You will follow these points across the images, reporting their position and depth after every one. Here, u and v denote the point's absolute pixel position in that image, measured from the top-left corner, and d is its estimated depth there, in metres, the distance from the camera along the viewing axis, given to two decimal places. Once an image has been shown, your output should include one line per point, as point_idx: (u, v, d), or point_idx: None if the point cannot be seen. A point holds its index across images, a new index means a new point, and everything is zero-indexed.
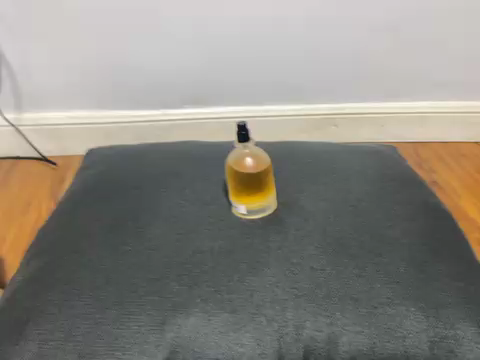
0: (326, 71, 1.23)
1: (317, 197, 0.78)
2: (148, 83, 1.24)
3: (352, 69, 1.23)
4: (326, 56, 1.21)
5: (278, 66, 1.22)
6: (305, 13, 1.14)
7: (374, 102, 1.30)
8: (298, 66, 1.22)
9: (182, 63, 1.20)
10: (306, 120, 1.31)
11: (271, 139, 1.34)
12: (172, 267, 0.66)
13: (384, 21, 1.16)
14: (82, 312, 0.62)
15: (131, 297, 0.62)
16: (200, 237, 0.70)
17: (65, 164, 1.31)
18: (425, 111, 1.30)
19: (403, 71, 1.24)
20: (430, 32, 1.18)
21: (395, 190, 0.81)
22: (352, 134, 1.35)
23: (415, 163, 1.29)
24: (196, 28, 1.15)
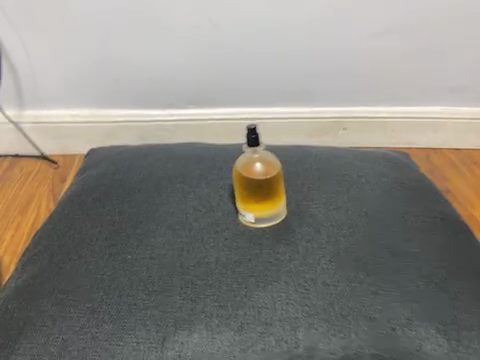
0: (336, 73, 1.19)
1: (329, 206, 0.73)
2: (153, 82, 1.20)
3: (364, 71, 1.19)
4: (337, 56, 1.16)
5: (286, 66, 1.18)
6: (315, 12, 1.10)
7: (387, 106, 1.25)
8: (307, 67, 1.18)
9: (187, 61, 1.16)
10: (315, 123, 1.26)
11: (277, 142, 1.29)
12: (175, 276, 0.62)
13: (397, 22, 1.12)
14: (77, 325, 0.58)
15: (132, 308, 0.59)
16: (205, 244, 0.66)
17: (66, 162, 1.27)
18: (439, 115, 1.25)
19: (416, 74, 1.20)
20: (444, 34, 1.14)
21: (411, 200, 0.76)
22: (363, 139, 1.30)
23: (428, 169, 1.25)
24: (203, 25, 1.12)
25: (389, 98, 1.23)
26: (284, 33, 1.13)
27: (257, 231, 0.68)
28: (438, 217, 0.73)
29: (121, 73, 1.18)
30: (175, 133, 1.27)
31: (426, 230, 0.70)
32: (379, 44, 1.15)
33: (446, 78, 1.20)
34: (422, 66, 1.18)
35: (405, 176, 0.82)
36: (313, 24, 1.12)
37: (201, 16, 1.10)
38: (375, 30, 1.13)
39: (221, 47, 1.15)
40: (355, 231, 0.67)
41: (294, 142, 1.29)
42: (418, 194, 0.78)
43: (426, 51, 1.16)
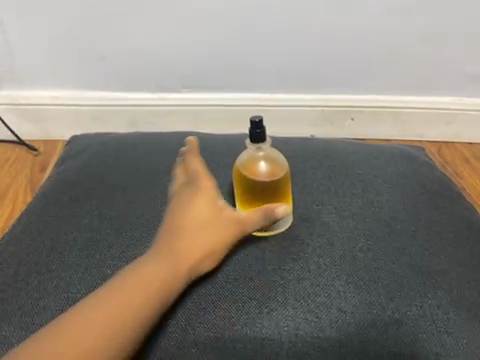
0: (345, 55, 1.09)
1: (343, 213, 0.63)
2: (145, 63, 1.09)
3: (376, 56, 1.09)
4: (346, 40, 1.07)
5: (292, 48, 1.08)
6: None
7: (399, 94, 1.14)
8: (314, 48, 1.08)
9: (183, 40, 1.06)
10: (320, 112, 1.15)
11: (277, 133, 1.18)
12: (162, 277, 0.52)
13: (412, 4, 1.03)
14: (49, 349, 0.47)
15: (116, 322, 0.49)
16: (194, 234, 0.56)
17: (48, 149, 1.16)
18: (454, 107, 1.14)
19: (432, 60, 1.09)
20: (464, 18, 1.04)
21: (435, 206, 0.67)
22: (372, 130, 1.19)
23: (438, 163, 1.14)
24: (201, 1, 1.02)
25: (402, 85, 1.13)
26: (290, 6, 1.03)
27: (259, 241, 0.59)
28: (465, 227, 0.65)
29: (109, 50, 1.08)
30: (166, 119, 1.16)
31: (453, 242, 0.62)
32: (394, 24, 1.05)
33: (465, 65, 1.10)
34: (439, 50, 1.08)
35: (427, 176, 0.73)
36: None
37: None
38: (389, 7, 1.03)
39: (220, 21, 1.04)
40: (374, 245, 0.59)
41: (298, 132, 1.18)
42: (442, 199, 0.68)
43: (444, 33, 1.06)
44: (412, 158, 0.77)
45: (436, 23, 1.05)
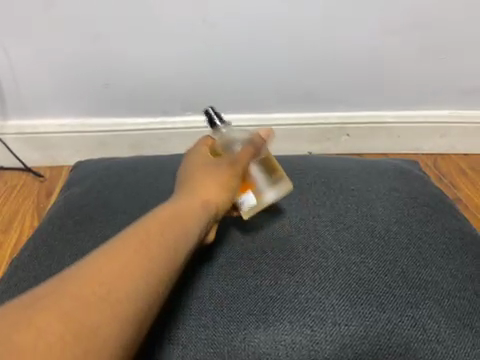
0: (339, 74, 1.12)
1: (338, 226, 0.66)
2: (146, 90, 1.13)
3: (368, 75, 1.13)
4: (339, 61, 1.11)
5: (287, 71, 1.12)
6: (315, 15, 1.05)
7: (392, 109, 1.17)
8: (308, 67, 1.11)
9: (182, 66, 1.10)
10: (315, 130, 1.19)
11: (277, 151, 1.22)
12: (179, 220, 0.53)
13: (400, 24, 1.07)
14: (71, 287, 0.41)
15: (139, 259, 0.45)
16: (199, 177, 0.61)
17: (54, 176, 1.20)
18: (447, 119, 1.18)
19: (424, 74, 1.13)
20: (451, 35, 1.09)
21: (427, 217, 0.69)
22: (366, 146, 1.22)
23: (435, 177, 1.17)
24: (198, 30, 1.07)
25: (395, 100, 1.16)
26: (284, 29, 1.07)
27: (257, 254, 0.63)
28: (457, 237, 0.67)
29: (110, 78, 1.12)
30: (169, 142, 1.20)
31: (445, 253, 0.64)
32: (385, 42, 1.09)
33: (455, 79, 1.14)
34: (430, 65, 1.12)
35: (418, 188, 0.75)
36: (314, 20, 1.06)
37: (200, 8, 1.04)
38: (379, 26, 1.07)
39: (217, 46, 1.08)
40: (368, 258, 0.61)
41: (293, 150, 1.21)
42: (433, 211, 0.71)
43: (433, 50, 1.10)
44: (403, 170, 0.80)
45: (424, 42, 1.09)
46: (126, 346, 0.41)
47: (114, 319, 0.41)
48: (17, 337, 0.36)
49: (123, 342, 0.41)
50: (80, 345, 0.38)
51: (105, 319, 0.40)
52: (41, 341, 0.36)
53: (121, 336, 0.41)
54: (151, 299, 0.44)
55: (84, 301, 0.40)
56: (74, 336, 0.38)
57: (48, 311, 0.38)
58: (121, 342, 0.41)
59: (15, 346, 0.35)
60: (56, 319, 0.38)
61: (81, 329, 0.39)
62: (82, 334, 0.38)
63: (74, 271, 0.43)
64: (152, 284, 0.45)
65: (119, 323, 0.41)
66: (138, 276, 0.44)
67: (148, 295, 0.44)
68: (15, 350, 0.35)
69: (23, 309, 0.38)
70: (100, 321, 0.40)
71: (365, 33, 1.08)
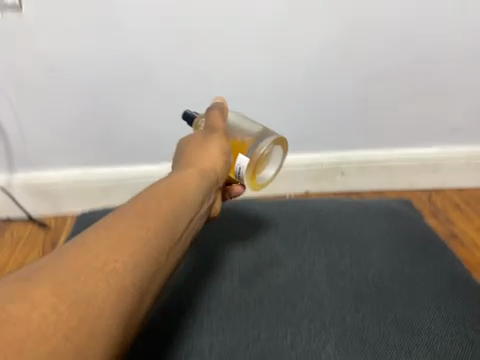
0: (332, 120, 1.17)
1: (332, 275, 0.69)
2: (148, 141, 1.18)
3: (359, 118, 1.17)
4: (331, 106, 1.15)
5: (282, 118, 1.16)
6: (306, 67, 1.10)
7: (385, 148, 1.22)
8: (303, 113, 1.16)
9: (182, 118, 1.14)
10: (311, 171, 1.23)
11: (276, 190, 1.26)
12: (176, 190, 0.51)
13: (387, 71, 1.12)
14: (64, 262, 0.39)
15: (135, 230, 0.43)
16: (190, 153, 0.61)
17: (59, 225, 1.23)
18: (439, 157, 1.23)
19: (415, 115, 1.18)
20: (436, 79, 1.14)
21: (420, 264, 0.71)
22: (362, 184, 1.26)
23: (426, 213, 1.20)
24: (196, 84, 1.11)
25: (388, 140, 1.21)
26: (279, 79, 1.11)
27: (248, 297, 0.67)
28: (448, 281, 0.68)
29: (114, 131, 1.16)
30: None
31: (437, 298, 0.66)
32: (376, 87, 1.14)
33: (444, 119, 1.19)
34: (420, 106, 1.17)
35: (412, 233, 0.78)
36: (308, 70, 1.11)
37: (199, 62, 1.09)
38: (370, 72, 1.12)
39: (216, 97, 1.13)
40: (361, 307, 0.64)
41: (291, 190, 1.26)
42: (426, 257, 0.73)
43: (420, 93, 1.16)
44: (397, 213, 0.83)
45: (410, 87, 1.14)
46: (126, 317, 0.39)
47: (111, 292, 0.39)
48: (9, 309, 0.33)
49: (122, 314, 0.39)
50: (74, 318, 0.36)
51: (102, 291, 0.38)
52: (32, 315, 0.34)
53: (118, 309, 0.38)
54: (150, 269, 0.42)
55: (78, 275, 0.38)
56: (69, 308, 0.36)
57: (40, 284, 0.36)
58: (119, 314, 0.38)
59: (4, 318, 0.33)
60: (48, 292, 0.36)
61: (75, 301, 0.37)
62: (77, 307, 0.36)
63: (69, 247, 0.41)
64: (150, 255, 0.43)
65: (116, 295, 0.39)
66: (135, 249, 0.42)
67: (146, 265, 0.42)
68: (3, 321, 0.33)
69: (13, 284, 0.36)
70: (96, 293, 0.38)
71: (357, 79, 1.13)
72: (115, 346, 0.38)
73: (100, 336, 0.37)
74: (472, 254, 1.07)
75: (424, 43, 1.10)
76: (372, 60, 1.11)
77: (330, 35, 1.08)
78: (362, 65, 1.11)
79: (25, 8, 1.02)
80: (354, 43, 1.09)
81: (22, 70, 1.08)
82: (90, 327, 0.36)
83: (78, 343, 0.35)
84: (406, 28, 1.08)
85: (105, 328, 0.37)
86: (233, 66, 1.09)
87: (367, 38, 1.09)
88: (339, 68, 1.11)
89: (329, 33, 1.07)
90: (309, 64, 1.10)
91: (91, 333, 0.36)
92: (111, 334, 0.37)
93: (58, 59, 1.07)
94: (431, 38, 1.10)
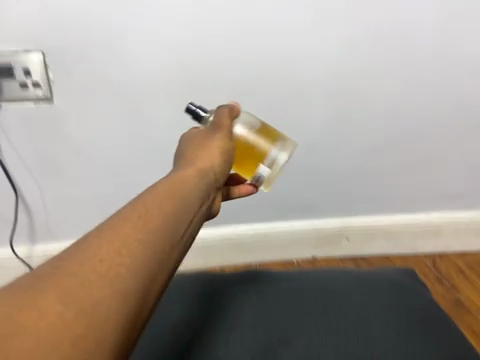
0: (335, 189, 1.23)
1: (326, 347, 0.68)
2: None
3: (361, 186, 1.23)
4: (335, 175, 1.21)
5: (288, 187, 1.21)
6: (310, 139, 1.15)
7: (388, 212, 1.27)
8: (307, 182, 1.21)
9: None
10: (316, 236, 1.28)
11: (283, 256, 1.31)
12: (177, 191, 0.49)
13: (386, 140, 1.18)
14: (65, 266, 0.36)
15: (137, 231, 0.40)
16: (192, 155, 0.62)
17: None
18: (439, 222, 1.27)
19: (412, 184, 1.24)
20: (432, 147, 1.20)
21: (416, 336, 0.71)
22: (366, 248, 1.30)
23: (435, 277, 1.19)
24: None
25: (388, 206, 1.26)
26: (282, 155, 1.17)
27: None
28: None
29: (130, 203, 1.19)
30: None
31: None
32: (374, 158, 1.20)
33: (439, 185, 1.25)
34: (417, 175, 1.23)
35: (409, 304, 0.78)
36: (310, 146, 1.16)
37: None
38: (368, 146, 1.18)
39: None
40: None
41: (296, 255, 1.30)
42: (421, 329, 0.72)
43: (418, 161, 1.21)
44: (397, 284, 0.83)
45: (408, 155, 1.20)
46: (135, 324, 0.37)
47: (117, 298, 0.36)
48: (16, 320, 0.31)
49: (129, 321, 0.36)
50: (83, 327, 0.33)
51: (108, 298, 0.35)
52: (40, 326, 0.32)
53: (125, 316, 0.36)
54: (155, 271, 0.39)
55: (81, 280, 0.35)
56: (76, 317, 0.33)
57: (44, 292, 0.34)
58: (126, 321, 0.36)
59: (12, 331, 0.31)
60: (53, 300, 0.33)
61: (81, 309, 0.34)
62: (85, 315, 0.34)
63: (68, 251, 0.38)
64: (153, 257, 0.40)
65: (122, 301, 0.36)
66: (138, 240, 0.40)
67: (151, 267, 0.39)
68: (11, 334, 0.31)
69: (15, 294, 0.33)
70: (101, 300, 0.35)
71: (356, 152, 1.18)
72: (125, 354, 0.36)
73: (110, 346, 0.34)
74: (475, 320, 1.14)
75: (416, 118, 1.16)
76: (371, 135, 1.17)
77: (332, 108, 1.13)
78: (361, 140, 1.17)
79: (56, 100, 1.07)
80: (354, 120, 1.14)
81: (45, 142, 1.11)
82: (99, 336, 0.33)
83: (91, 354, 0.33)
84: (399, 104, 1.14)
85: (115, 337, 0.34)
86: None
87: (366, 116, 1.14)
88: (338, 143, 1.17)
89: (328, 111, 1.13)
90: (312, 135, 1.15)
91: (102, 344, 0.33)
92: (120, 342, 0.35)
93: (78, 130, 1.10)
94: (424, 113, 1.16)
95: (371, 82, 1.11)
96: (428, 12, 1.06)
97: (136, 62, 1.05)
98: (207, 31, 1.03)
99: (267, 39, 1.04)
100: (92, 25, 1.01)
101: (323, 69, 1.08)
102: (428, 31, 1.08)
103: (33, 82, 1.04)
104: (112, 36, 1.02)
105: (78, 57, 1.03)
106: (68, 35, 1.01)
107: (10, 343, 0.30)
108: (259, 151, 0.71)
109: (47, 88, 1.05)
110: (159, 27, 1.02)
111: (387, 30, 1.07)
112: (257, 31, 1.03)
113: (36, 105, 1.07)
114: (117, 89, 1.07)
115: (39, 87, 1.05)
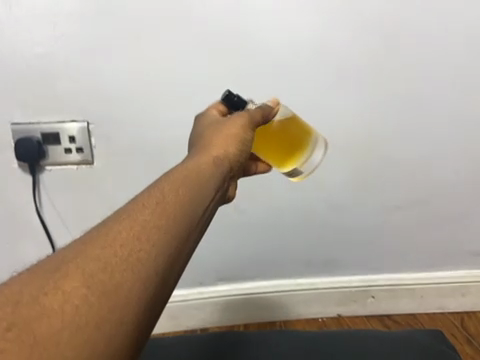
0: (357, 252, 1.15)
1: None
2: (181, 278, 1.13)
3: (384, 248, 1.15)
4: (356, 238, 1.14)
5: (307, 240, 1.12)
6: (328, 197, 1.09)
7: (411, 271, 1.18)
8: (326, 236, 1.13)
9: (210, 257, 1.11)
10: (339, 293, 1.17)
11: (308, 314, 1.19)
12: (198, 180, 0.47)
13: (408, 200, 1.11)
14: (88, 249, 0.36)
15: (155, 217, 0.40)
16: (213, 134, 0.57)
17: None
18: (465, 279, 1.19)
19: (438, 241, 1.16)
20: (456, 205, 1.13)
21: None
22: (391, 307, 1.20)
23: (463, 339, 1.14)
24: (223, 221, 1.08)
25: (413, 266, 1.18)
26: (301, 216, 1.10)
27: None
28: None
29: None
30: (204, 311, 1.15)
31: None
32: (399, 216, 1.12)
33: (466, 243, 1.17)
34: (442, 231, 1.15)
35: None
36: (332, 202, 1.09)
37: (227, 205, 1.07)
38: (392, 204, 1.11)
39: (244, 237, 1.10)
40: None
41: (321, 315, 1.20)
42: None
43: (441, 220, 1.14)
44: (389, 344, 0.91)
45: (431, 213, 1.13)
46: (154, 306, 0.37)
47: (137, 281, 0.36)
48: (43, 302, 0.33)
49: (149, 303, 0.36)
50: (104, 309, 0.34)
51: (128, 281, 0.36)
52: (65, 308, 0.33)
53: (145, 298, 0.36)
54: (173, 256, 0.39)
55: (103, 263, 0.36)
56: (98, 299, 0.34)
57: (68, 275, 0.34)
58: (146, 303, 0.36)
59: (40, 313, 0.32)
60: (76, 282, 0.34)
61: (103, 292, 0.35)
62: (106, 297, 0.35)
63: (91, 234, 0.38)
64: (171, 242, 0.40)
65: (142, 283, 0.36)
66: (158, 217, 0.40)
67: (169, 251, 0.39)
68: (38, 317, 0.32)
69: (42, 276, 0.34)
70: (121, 284, 0.35)
71: (380, 209, 1.11)
72: (145, 334, 0.36)
73: (130, 326, 0.35)
74: None
75: (443, 175, 1.10)
76: (398, 194, 1.10)
77: (350, 169, 1.07)
78: (386, 198, 1.10)
79: (96, 163, 1.01)
80: (378, 181, 1.08)
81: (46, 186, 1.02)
82: (119, 317, 0.34)
83: (113, 335, 0.34)
84: (426, 161, 1.08)
85: (135, 318, 0.35)
86: (259, 208, 1.08)
87: (392, 176, 1.08)
88: (363, 203, 1.10)
89: (350, 170, 1.07)
90: (330, 197, 1.09)
91: (123, 323, 0.35)
92: (140, 323, 0.36)
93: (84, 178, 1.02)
94: (450, 170, 1.09)
95: (400, 140, 1.05)
96: (456, 64, 1.00)
97: (122, 90, 0.97)
98: (230, 80, 0.96)
99: (296, 97, 0.99)
100: (119, 81, 0.96)
101: (350, 128, 1.03)
102: (457, 88, 1.02)
103: (76, 147, 0.99)
104: (137, 94, 0.97)
105: (112, 121, 0.99)
106: (99, 94, 0.97)
107: (38, 325, 0.32)
108: (299, 150, 0.66)
109: (89, 152, 1.00)
110: (177, 71, 0.96)
111: (419, 92, 1.02)
112: (290, 89, 0.98)
113: (78, 169, 1.02)
114: (136, 145, 1.00)
115: (82, 152, 1.00)
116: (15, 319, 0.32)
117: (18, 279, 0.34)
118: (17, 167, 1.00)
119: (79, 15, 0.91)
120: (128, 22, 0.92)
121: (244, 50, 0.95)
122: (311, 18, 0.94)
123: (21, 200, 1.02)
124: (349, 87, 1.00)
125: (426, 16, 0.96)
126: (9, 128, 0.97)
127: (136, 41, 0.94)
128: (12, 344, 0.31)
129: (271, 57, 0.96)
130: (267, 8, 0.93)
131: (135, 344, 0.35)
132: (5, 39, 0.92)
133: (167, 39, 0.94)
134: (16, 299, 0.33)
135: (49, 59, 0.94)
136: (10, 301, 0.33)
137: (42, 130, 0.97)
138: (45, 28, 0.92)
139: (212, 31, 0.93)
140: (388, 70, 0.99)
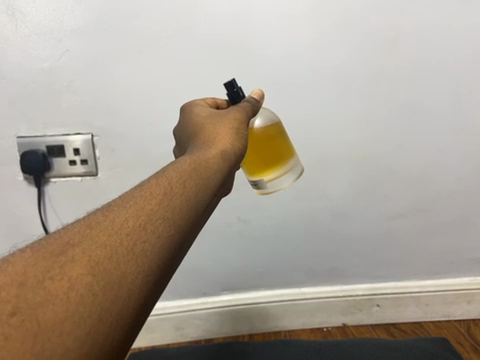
0: (360, 261, 1.15)
1: None
2: (185, 288, 1.13)
3: (386, 255, 1.15)
4: (359, 247, 1.14)
5: (309, 249, 1.12)
6: (330, 206, 1.09)
7: (414, 278, 1.18)
8: (328, 245, 1.13)
9: (214, 266, 1.11)
10: (344, 301, 1.17)
11: (313, 323, 1.18)
12: (203, 173, 0.47)
13: (409, 207, 1.11)
14: (94, 234, 0.36)
15: (161, 208, 0.40)
16: (215, 126, 0.57)
17: None
18: (470, 286, 1.18)
19: (442, 248, 1.16)
20: (458, 212, 1.13)
21: None
22: (397, 316, 1.20)
23: (471, 347, 1.10)
24: (225, 230, 1.08)
25: (418, 272, 1.18)
26: (304, 225, 1.10)
27: None
28: None
29: None
30: (209, 321, 1.15)
31: None
32: (402, 223, 1.12)
33: (470, 250, 1.16)
34: (445, 239, 1.15)
35: None
36: (335, 211, 1.10)
37: (231, 215, 1.07)
38: (396, 211, 1.11)
39: (247, 247, 1.10)
40: None
41: (326, 324, 1.19)
42: None
43: (444, 228, 1.14)
44: (397, 352, 0.90)
45: (433, 219, 1.13)
46: (150, 299, 0.37)
47: (140, 273, 0.36)
48: (48, 287, 0.32)
49: (147, 295, 0.36)
50: (108, 300, 0.33)
51: (132, 272, 0.35)
52: (70, 296, 0.32)
53: (144, 291, 0.36)
54: (173, 251, 0.40)
55: (109, 251, 0.35)
56: (103, 289, 0.33)
57: (75, 261, 0.34)
58: (144, 295, 0.36)
59: (44, 299, 0.31)
60: (81, 270, 0.33)
61: (108, 282, 0.34)
62: (110, 288, 0.34)
63: (96, 218, 0.38)
64: (174, 236, 0.40)
65: (145, 276, 0.36)
66: (163, 209, 0.40)
67: (171, 246, 0.39)
68: (42, 303, 0.31)
69: (46, 258, 0.33)
70: (125, 275, 0.35)
71: (383, 218, 1.11)
72: (138, 328, 0.36)
73: (127, 320, 0.34)
74: None
75: (446, 182, 1.10)
76: (400, 202, 1.10)
77: (350, 178, 1.07)
78: (389, 205, 1.10)
79: (100, 174, 1.02)
80: (380, 189, 1.09)
81: (49, 195, 1.03)
82: (121, 309, 0.34)
83: (113, 328, 0.33)
84: (428, 169, 1.08)
85: (133, 311, 0.35)
86: (263, 218, 1.08)
87: (394, 184, 1.09)
88: (366, 212, 1.10)
89: (351, 178, 1.07)
90: (332, 207, 1.09)
91: (123, 316, 0.34)
92: (136, 317, 0.35)
93: (88, 188, 1.03)
94: (451, 176, 1.09)
95: (402, 148, 1.06)
96: (458, 75, 1.02)
97: (123, 102, 0.98)
98: None
99: (298, 107, 1.00)
100: (123, 94, 0.98)
101: (353, 137, 1.04)
102: (456, 97, 1.03)
103: (81, 158, 1.01)
104: (140, 105, 0.98)
105: (116, 133, 1.00)
106: (103, 106, 0.98)
107: (42, 313, 0.31)
108: (279, 156, 0.65)
109: (93, 164, 1.01)
110: (179, 82, 0.97)
111: (419, 100, 1.03)
112: (290, 99, 1.00)
113: (82, 180, 1.03)
114: (140, 155, 1.01)
115: (86, 163, 1.01)
116: (20, 303, 0.30)
117: (20, 257, 0.33)
118: (23, 180, 1.01)
119: (84, 31, 0.93)
120: (131, 35, 0.94)
121: (244, 62, 0.96)
122: (311, 29, 0.96)
123: (27, 211, 1.03)
124: (348, 97, 1.01)
125: (426, 26, 0.98)
126: (14, 141, 0.98)
127: (139, 54, 0.95)
128: (16, 330, 0.29)
129: (272, 69, 0.97)
130: (269, 20, 0.94)
131: (128, 339, 0.35)
132: (13, 54, 0.94)
133: (167, 51, 0.95)
134: (20, 280, 0.31)
135: (55, 73, 0.95)
136: (14, 283, 0.31)
137: (46, 143, 0.98)
138: (49, 44, 0.94)
139: (214, 44, 0.95)
140: (388, 81, 1.01)
